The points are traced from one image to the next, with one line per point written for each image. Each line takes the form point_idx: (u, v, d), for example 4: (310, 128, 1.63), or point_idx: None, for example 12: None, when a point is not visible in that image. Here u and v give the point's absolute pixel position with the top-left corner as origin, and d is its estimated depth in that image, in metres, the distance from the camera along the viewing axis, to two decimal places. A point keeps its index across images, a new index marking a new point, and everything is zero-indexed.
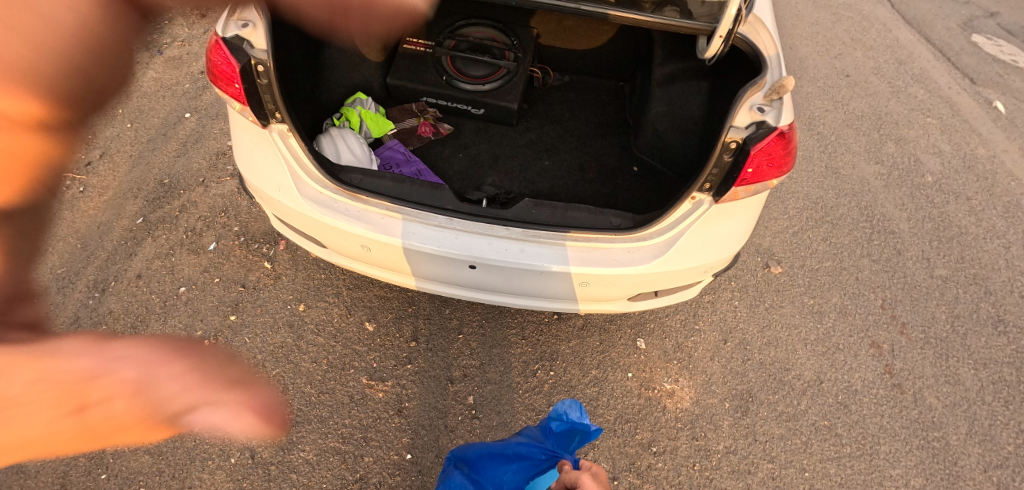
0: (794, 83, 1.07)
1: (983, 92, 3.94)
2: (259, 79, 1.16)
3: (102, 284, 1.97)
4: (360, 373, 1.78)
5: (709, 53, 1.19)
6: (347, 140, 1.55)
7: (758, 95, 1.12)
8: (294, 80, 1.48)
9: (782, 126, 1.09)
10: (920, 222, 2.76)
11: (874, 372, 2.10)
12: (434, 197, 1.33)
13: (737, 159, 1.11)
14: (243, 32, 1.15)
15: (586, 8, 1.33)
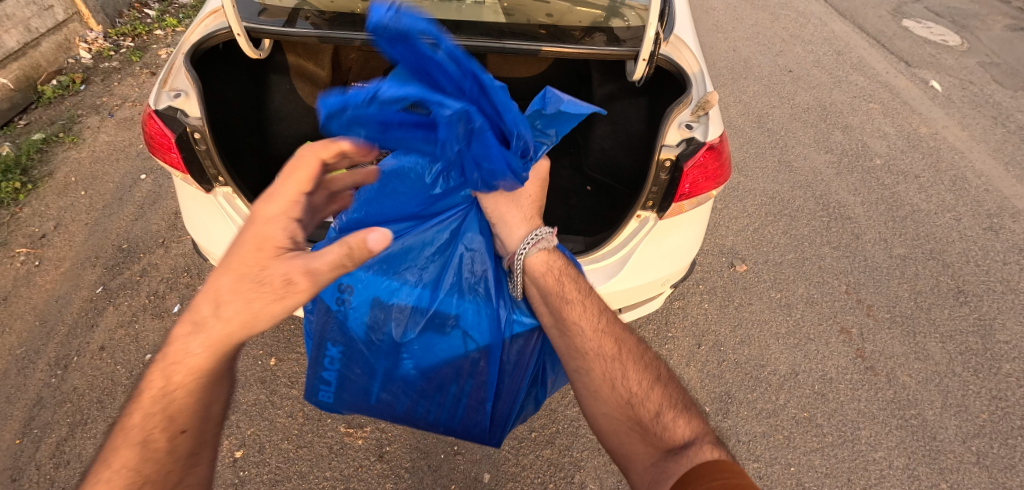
0: (717, 97, 1.15)
1: (918, 73, 4.12)
2: (196, 146, 1.16)
3: (64, 361, 1.92)
4: (337, 422, 1.75)
5: (636, 76, 1.25)
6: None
7: (684, 114, 1.16)
8: (239, 137, 1.50)
9: (709, 141, 1.14)
10: (874, 204, 2.86)
11: (846, 357, 2.15)
12: None
13: (673, 176, 1.13)
14: (176, 103, 1.19)
15: (512, 46, 1.37)
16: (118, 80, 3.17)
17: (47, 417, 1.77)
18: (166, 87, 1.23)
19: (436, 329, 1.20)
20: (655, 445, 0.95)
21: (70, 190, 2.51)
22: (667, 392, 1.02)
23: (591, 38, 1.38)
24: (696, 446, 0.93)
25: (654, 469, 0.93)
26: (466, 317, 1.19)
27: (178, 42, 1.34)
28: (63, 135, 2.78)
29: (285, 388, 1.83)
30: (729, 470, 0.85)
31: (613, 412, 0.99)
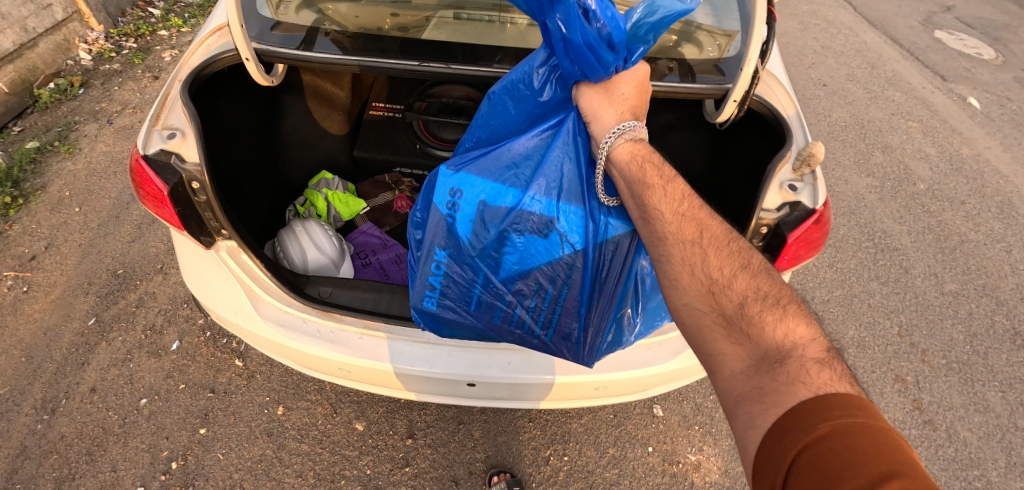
0: (825, 151, 0.94)
1: (955, 89, 3.93)
2: (196, 197, 0.95)
3: (51, 404, 1.74)
4: (353, 484, 1.58)
5: (722, 119, 1.08)
6: (313, 236, 1.33)
7: (785, 171, 0.97)
8: (249, 172, 1.30)
9: (819, 208, 0.94)
10: (921, 234, 2.67)
11: (903, 409, 1.98)
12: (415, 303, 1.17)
13: (769, 244, 0.95)
14: (170, 144, 0.95)
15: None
16: (118, 84, 2.97)
17: (32, 471, 1.60)
18: (157, 124, 1.01)
19: (534, 231, 0.98)
20: (751, 350, 0.71)
21: (63, 205, 2.33)
22: (771, 285, 0.75)
23: (656, 65, 1.19)
24: (797, 358, 0.69)
25: (751, 381, 0.69)
26: (568, 218, 0.98)
27: (176, 67, 1.15)
28: (59, 144, 2.59)
29: (294, 443, 1.65)
30: (850, 405, 0.63)
31: (694, 304, 0.76)
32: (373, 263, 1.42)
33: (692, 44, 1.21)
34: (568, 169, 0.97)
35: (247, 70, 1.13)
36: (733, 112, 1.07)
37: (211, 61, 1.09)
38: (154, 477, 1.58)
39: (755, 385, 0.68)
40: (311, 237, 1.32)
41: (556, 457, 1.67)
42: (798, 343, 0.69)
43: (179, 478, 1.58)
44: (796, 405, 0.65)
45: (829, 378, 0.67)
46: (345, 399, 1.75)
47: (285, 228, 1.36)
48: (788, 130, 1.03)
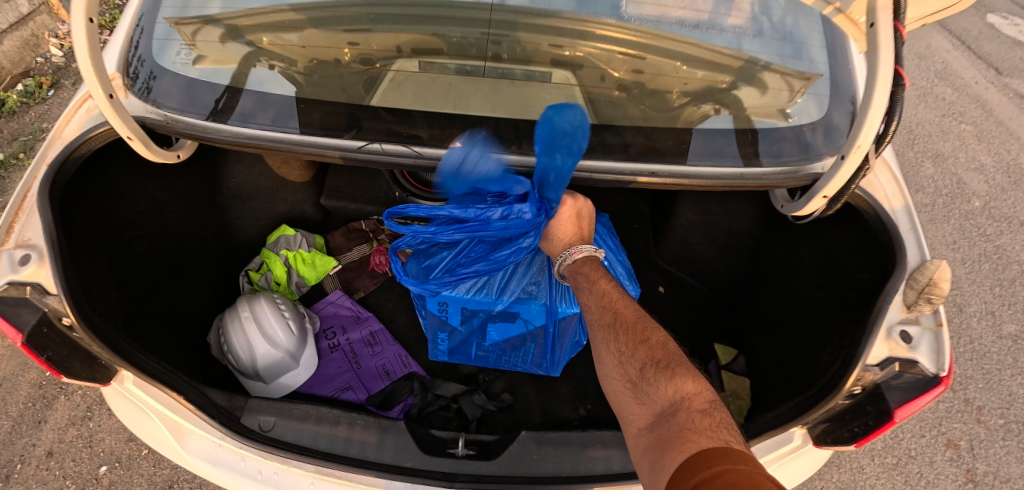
0: (950, 281, 0.67)
1: (1010, 84, 3.53)
2: (71, 331, 0.72)
3: (5, 469, 1.60)
4: None
5: (801, 212, 0.80)
6: (262, 321, 1.09)
7: (896, 307, 0.69)
8: (180, 254, 1.03)
9: (948, 374, 0.64)
10: (976, 263, 2.38)
11: (954, 482, 1.75)
12: (391, 439, 0.88)
13: (862, 406, 0.69)
14: (24, 273, 0.70)
15: (597, 175, 0.83)
16: None
17: None
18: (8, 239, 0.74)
19: (506, 318, 1.04)
20: (651, 409, 0.65)
21: None
22: (665, 350, 0.71)
23: (697, 107, 0.86)
24: (684, 410, 0.62)
25: (649, 436, 0.63)
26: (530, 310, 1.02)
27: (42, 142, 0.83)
28: None
29: None
30: (729, 452, 0.55)
31: (609, 375, 0.73)
32: (341, 348, 1.21)
33: (756, 85, 0.86)
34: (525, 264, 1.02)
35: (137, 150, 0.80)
36: (820, 207, 0.77)
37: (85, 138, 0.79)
38: None
39: (651, 441, 0.62)
40: (260, 325, 1.08)
41: None
42: (682, 395, 0.64)
43: None
44: (678, 456, 0.58)
45: (716, 426, 0.60)
46: None
47: (231, 306, 1.13)
48: (897, 239, 0.73)
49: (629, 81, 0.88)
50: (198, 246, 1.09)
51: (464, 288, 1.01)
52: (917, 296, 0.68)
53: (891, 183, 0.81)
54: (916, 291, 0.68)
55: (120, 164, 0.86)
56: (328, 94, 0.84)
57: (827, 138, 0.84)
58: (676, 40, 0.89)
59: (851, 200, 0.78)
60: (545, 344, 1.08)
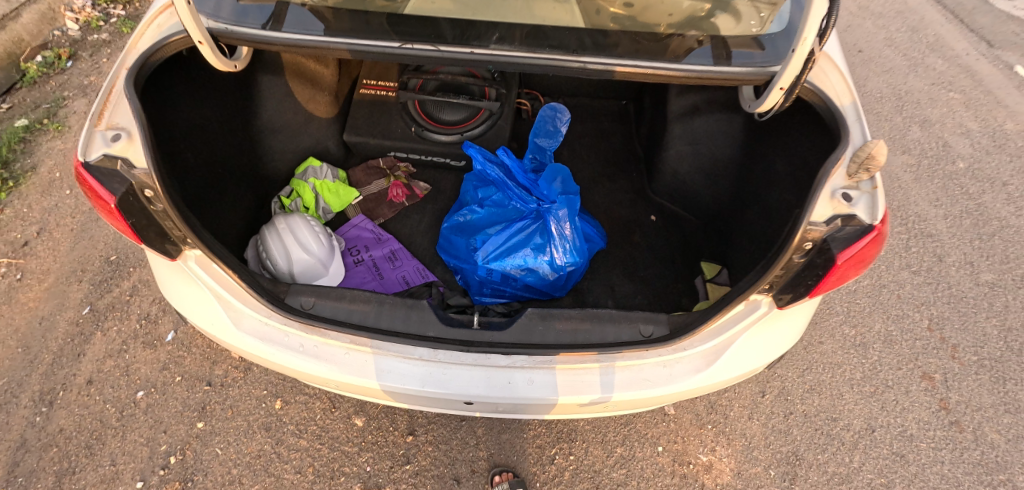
0: (886, 151, 0.78)
1: (1003, 56, 3.49)
2: (152, 205, 0.84)
3: (49, 396, 1.73)
4: (353, 481, 1.56)
5: (763, 108, 0.96)
6: (297, 234, 1.24)
7: (839, 176, 0.84)
8: (225, 163, 1.20)
9: (878, 224, 0.80)
10: (958, 218, 2.50)
11: (928, 409, 1.88)
12: (412, 319, 1.01)
13: (813, 262, 0.83)
14: (115, 148, 0.84)
15: (591, 67, 0.99)
16: (107, 55, 2.73)
17: (33, 464, 1.63)
18: (100, 124, 0.87)
19: (532, 256, 1.17)
20: None
21: (54, 188, 2.21)
22: None
23: (682, 37, 1.00)
24: None
25: None
26: (551, 246, 1.17)
27: (122, 55, 0.97)
28: (48, 122, 2.43)
29: (292, 438, 1.63)
30: None
31: None
32: (364, 262, 1.35)
33: (732, 12, 0.96)
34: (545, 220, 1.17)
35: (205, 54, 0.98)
36: (778, 100, 0.93)
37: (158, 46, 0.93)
38: (153, 471, 1.59)
39: None
40: (297, 237, 1.22)
41: (562, 456, 1.61)
42: None
43: (178, 473, 1.59)
44: None
45: None
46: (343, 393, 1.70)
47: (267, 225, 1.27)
48: (843, 126, 0.88)
49: (623, 16, 0.98)
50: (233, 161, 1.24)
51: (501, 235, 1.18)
52: (858, 167, 0.82)
53: (842, 85, 0.96)
54: (857, 164, 0.82)
55: (174, 75, 1.01)
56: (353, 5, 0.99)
57: (784, 44, 0.98)
58: None
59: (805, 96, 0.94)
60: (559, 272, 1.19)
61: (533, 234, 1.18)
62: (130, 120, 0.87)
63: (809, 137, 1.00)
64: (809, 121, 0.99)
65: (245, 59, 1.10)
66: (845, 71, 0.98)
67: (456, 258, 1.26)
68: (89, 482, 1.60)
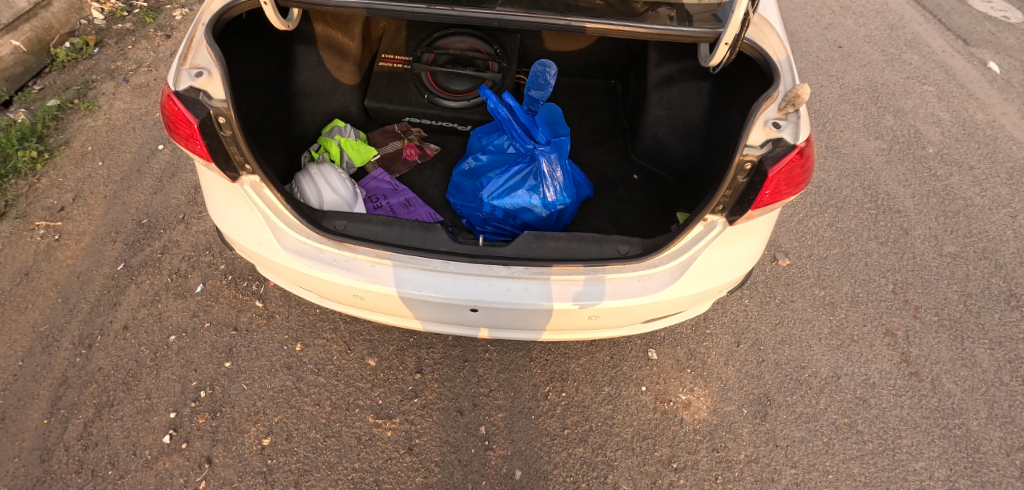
0: (808, 92, 1.02)
1: (977, 52, 3.69)
2: (222, 131, 1.13)
3: (88, 340, 1.89)
4: (366, 412, 1.74)
5: (714, 61, 1.13)
6: (328, 181, 1.50)
7: (771, 110, 1.07)
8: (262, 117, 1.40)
9: (800, 144, 1.03)
10: (925, 197, 2.69)
11: (890, 361, 2.05)
12: (427, 239, 1.26)
13: (753, 180, 1.04)
14: (198, 82, 1.14)
15: (576, 24, 1.21)
16: (132, 43, 2.92)
17: (74, 398, 1.76)
18: (185, 64, 1.18)
19: (528, 196, 1.35)
20: None
21: (87, 160, 2.39)
22: None
23: (655, 13, 1.22)
24: None
25: None
26: (545, 189, 1.34)
27: (200, 12, 1.25)
28: (78, 102, 2.61)
29: (312, 375, 1.82)
30: None
31: None
32: (384, 207, 1.58)
33: None
34: (542, 164, 1.33)
35: (266, 15, 1.20)
36: (724, 55, 1.11)
37: (232, 6, 1.20)
38: (185, 403, 1.75)
39: None
40: (328, 184, 1.48)
41: (555, 392, 1.80)
42: None
43: (208, 405, 1.75)
44: None
45: None
46: (358, 337, 1.90)
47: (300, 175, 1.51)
48: (777, 74, 1.08)
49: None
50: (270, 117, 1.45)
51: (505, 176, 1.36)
52: (784, 103, 1.05)
53: (778, 42, 1.17)
54: (784, 100, 1.05)
55: (233, 34, 1.27)
56: None
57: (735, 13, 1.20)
58: None
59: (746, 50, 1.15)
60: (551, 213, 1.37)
61: (528, 177, 1.36)
62: (207, 62, 1.17)
63: (757, 91, 1.21)
64: (757, 77, 1.20)
65: (295, 24, 1.32)
66: (782, 33, 1.19)
67: (469, 198, 1.49)
68: (125, 413, 1.73)
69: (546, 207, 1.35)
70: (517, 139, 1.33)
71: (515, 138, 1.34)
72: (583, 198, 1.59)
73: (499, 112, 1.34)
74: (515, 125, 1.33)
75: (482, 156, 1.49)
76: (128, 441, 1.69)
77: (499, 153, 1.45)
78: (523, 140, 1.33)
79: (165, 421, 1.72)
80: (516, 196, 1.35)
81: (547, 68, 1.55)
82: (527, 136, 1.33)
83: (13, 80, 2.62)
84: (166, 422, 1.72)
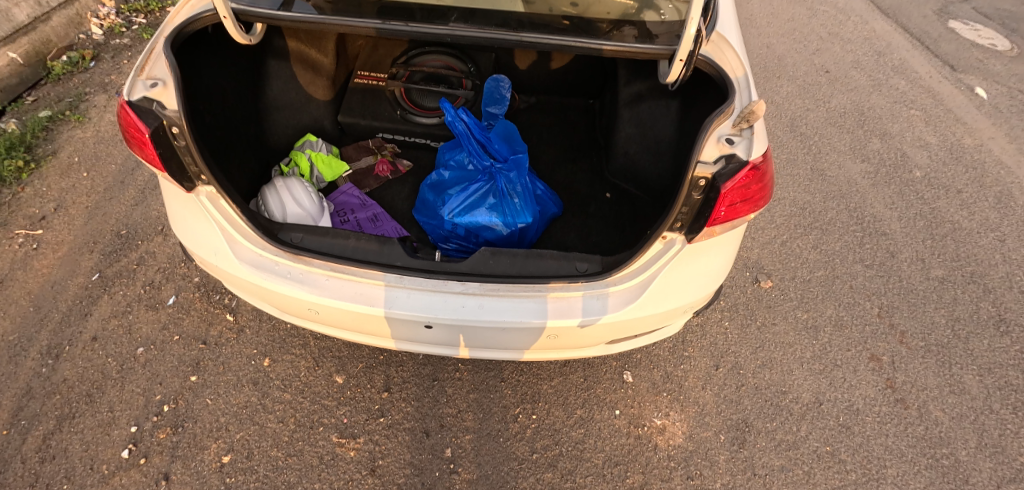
0: (764, 108, 1.00)
1: (964, 79, 3.70)
2: (175, 141, 1.12)
3: (55, 350, 1.85)
4: (330, 431, 1.69)
5: (671, 78, 1.12)
6: (294, 193, 1.48)
7: (726, 126, 1.06)
8: (228, 130, 1.40)
9: (752, 160, 1.02)
10: (912, 220, 2.66)
11: (875, 387, 2.00)
12: (383, 253, 1.23)
13: (708, 197, 1.03)
14: (152, 92, 1.14)
15: (529, 40, 1.18)
16: (128, 57, 2.96)
17: (36, 409, 1.72)
18: (142, 75, 1.18)
19: (489, 215, 1.34)
20: None
21: (72, 171, 2.39)
22: None
23: (619, 31, 1.19)
24: None
25: None
26: (507, 208, 1.35)
27: (162, 23, 1.24)
28: (70, 113, 2.62)
29: (277, 392, 1.77)
30: None
31: None
32: (350, 221, 1.57)
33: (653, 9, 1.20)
34: (501, 182, 1.35)
35: (227, 28, 1.18)
36: (679, 71, 1.09)
37: (195, 20, 1.20)
38: (147, 418, 1.71)
39: None
40: (295, 197, 1.46)
41: (525, 414, 1.75)
42: None
43: (170, 420, 1.70)
44: None
45: None
46: (327, 354, 1.87)
47: (268, 188, 1.48)
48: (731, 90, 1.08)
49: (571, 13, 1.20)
50: (239, 129, 1.45)
51: (466, 194, 1.36)
52: (739, 120, 1.04)
53: (736, 61, 1.16)
54: (739, 117, 1.04)
55: (199, 46, 1.27)
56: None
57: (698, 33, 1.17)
58: None
59: (702, 66, 1.15)
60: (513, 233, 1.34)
61: (487, 195, 1.36)
62: (164, 73, 1.17)
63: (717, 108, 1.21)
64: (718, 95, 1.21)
65: (259, 38, 1.31)
66: (741, 53, 1.20)
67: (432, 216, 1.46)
68: (86, 425, 1.69)
69: (508, 227, 1.34)
70: (474, 155, 1.37)
71: (473, 155, 1.37)
72: (552, 216, 1.57)
73: (458, 129, 1.36)
74: (473, 142, 1.36)
75: (443, 173, 1.48)
76: (86, 455, 1.64)
77: (460, 171, 1.44)
78: (481, 157, 1.36)
79: (125, 436, 1.67)
80: (477, 215, 1.34)
81: (501, 84, 1.65)
82: (484, 154, 1.37)
83: (7, 91, 2.63)
84: (126, 437, 1.67)
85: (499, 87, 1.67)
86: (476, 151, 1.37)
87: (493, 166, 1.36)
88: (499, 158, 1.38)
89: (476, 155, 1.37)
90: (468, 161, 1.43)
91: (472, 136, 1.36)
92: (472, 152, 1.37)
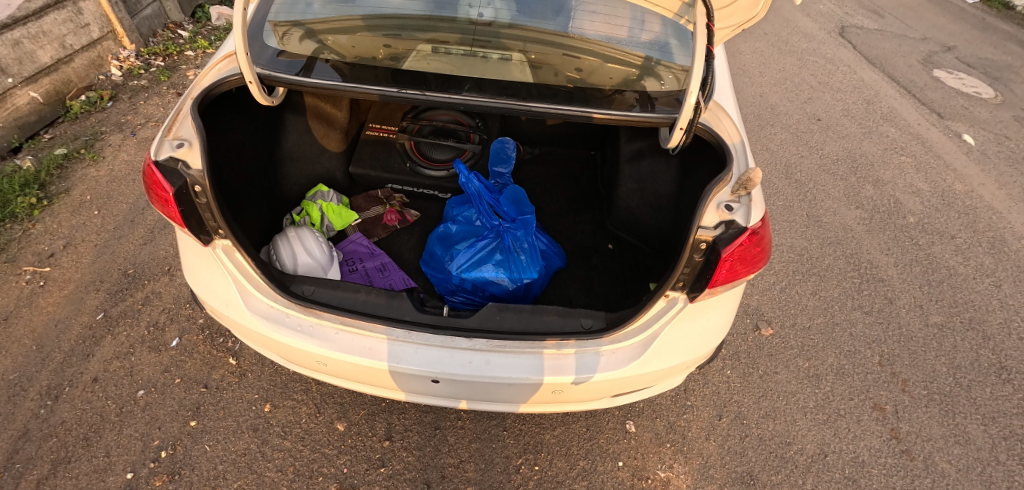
0: (760, 176, 1.05)
1: (952, 126, 3.81)
2: (196, 198, 1.16)
3: (55, 391, 1.83)
4: (330, 481, 1.67)
5: (671, 143, 1.16)
6: (305, 243, 1.50)
7: (725, 192, 1.10)
8: (245, 183, 1.44)
9: (751, 226, 1.05)
10: (908, 265, 2.70)
11: (879, 437, 1.98)
12: (391, 307, 1.25)
13: (709, 259, 1.06)
14: (178, 152, 1.17)
15: (537, 108, 1.23)
16: (143, 99, 3.05)
17: (32, 452, 1.69)
18: (169, 134, 1.22)
19: (495, 270, 1.36)
20: None
21: (83, 209, 2.42)
22: None
23: (622, 96, 1.26)
24: None
25: None
26: (512, 264, 1.37)
27: (189, 85, 1.30)
28: (84, 152, 2.67)
29: (277, 439, 1.75)
30: None
31: None
32: (358, 271, 1.59)
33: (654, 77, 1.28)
34: (509, 239, 1.39)
35: (251, 92, 1.23)
36: (681, 139, 1.14)
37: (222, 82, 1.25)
38: (144, 463, 1.68)
39: None
40: (306, 247, 1.48)
41: (527, 466, 1.73)
42: None
43: (167, 466, 1.67)
44: None
45: None
46: (329, 400, 1.85)
47: (279, 238, 1.50)
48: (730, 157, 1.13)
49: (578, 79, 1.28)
50: (255, 181, 1.49)
51: (474, 249, 1.39)
52: (737, 187, 1.09)
53: (732, 128, 1.22)
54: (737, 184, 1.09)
55: (223, 106, 1.32)
56: (364, 61, 1.28)
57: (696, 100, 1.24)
58: (602, 46, 1.30)
59: (700, 133, 1.20)
60: (518, 289, 1.37)
61: (494, 251, 1.38)
62: (190, 133, 1.21)
63: (716, 171, 1.26)
64: (716, 158, 1.26)
65: (280, 99, 1.37)
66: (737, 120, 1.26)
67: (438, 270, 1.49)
68: (81, 470, 1.66)
69: (513, 282, 1.36)
70: (484, 214, 1.42)
71: (483, 213, 1.43)
72: (556, 268, 1.60)
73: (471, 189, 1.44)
74: (484, 201, 1.43)
75: (450, 227, 1.52)
76: None
77: (468, 226, 1.49)
78: (490, 216, 1.42)
79: (120, 482, 1.64)
80: (484, 270, 1.36)
81: (506, 145, 1.81)
82: (493, 213, 1.43)
83: (25, 128, 2.69)
84: (121, 483, 1.64)
85: (506, 148, 1.82)
86: (487, 211, 1.43)
87: (501, 223, 1.40)
88: (507, 217, 1.43)
89: (486, 214, 1.43)
90: (477, 217, 1.47)
91: (483, 196, 1.44)
92: (482, 211, 1.43)
